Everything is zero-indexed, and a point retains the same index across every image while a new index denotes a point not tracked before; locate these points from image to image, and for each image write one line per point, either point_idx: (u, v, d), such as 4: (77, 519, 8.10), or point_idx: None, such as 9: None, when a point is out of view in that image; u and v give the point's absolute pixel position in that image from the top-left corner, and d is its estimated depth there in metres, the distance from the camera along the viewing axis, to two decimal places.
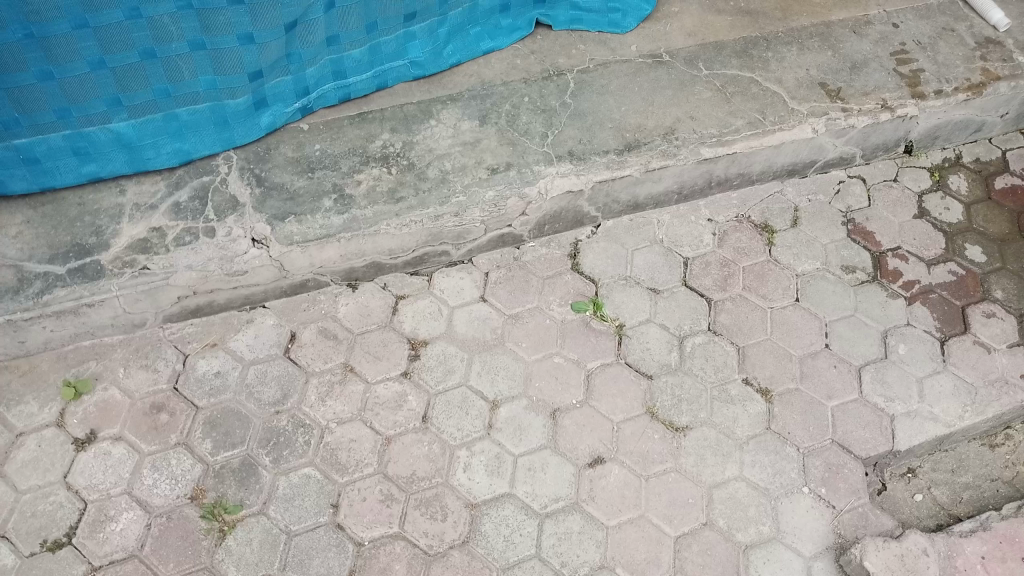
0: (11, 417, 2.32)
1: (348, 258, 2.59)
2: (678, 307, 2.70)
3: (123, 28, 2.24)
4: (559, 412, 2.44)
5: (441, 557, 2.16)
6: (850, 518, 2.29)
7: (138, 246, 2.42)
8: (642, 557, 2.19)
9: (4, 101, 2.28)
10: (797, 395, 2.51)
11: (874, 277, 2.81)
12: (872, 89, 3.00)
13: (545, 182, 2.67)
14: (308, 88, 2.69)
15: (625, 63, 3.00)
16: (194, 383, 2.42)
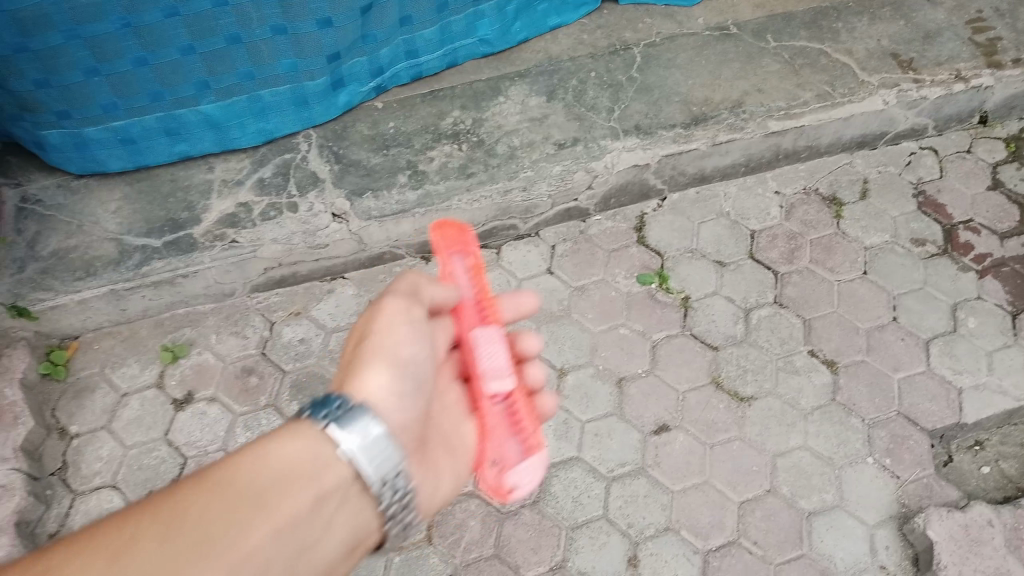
0: (116, 378, 2.51)
1: (422, 232, 2.71)
2: (744, 280, 2.73)
3: (210, 15, 2.37)
4: (626, 380, 2.52)
5: (513, 516, 2.27)
6: (915, 488, 2.31)
7: (227, 221, 2.58)
8: (706, 521, 2.26)
9: (102, 87, 2.43)
10: (863, 366, 2.54)
11: (945, 249, 2.79)
12: (945, 59, 2.95)
13: (612, 157, 2.73)
14: (382, 68, 2.79)
15: (692, 37, 3.02)
16: (280, 348, 2.57)
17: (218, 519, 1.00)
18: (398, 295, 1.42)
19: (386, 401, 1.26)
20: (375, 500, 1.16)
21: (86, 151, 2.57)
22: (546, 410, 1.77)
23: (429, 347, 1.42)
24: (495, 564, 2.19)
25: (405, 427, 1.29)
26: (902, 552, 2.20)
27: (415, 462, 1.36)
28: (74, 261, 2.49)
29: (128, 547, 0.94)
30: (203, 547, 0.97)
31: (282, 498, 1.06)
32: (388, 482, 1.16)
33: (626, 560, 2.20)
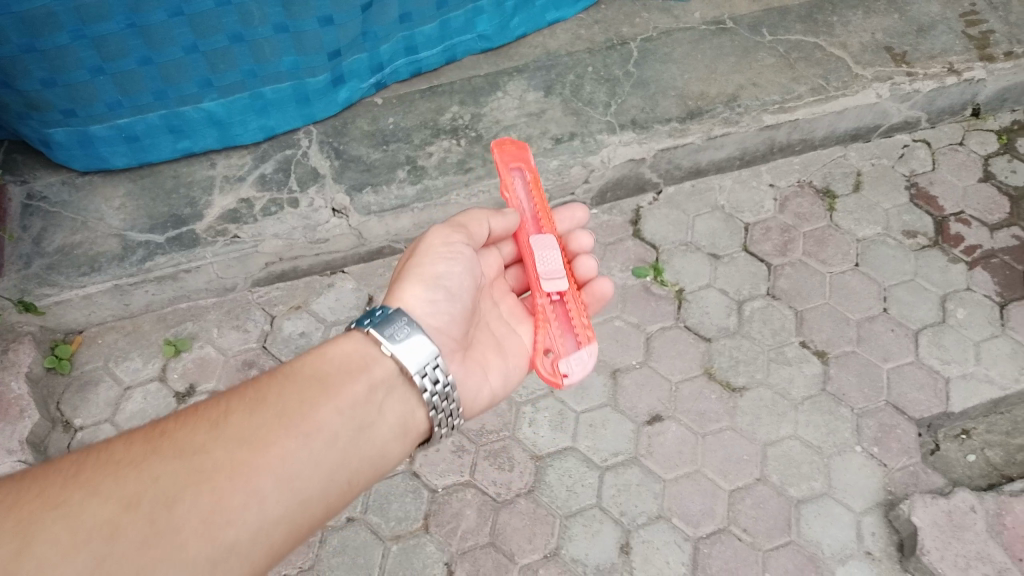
0: (120, 371, 2.57)
1: (421, 226, 2.76)
2: (737, 272, 2.78)
3: (213, 14, 2.42)
4: (620, 371, 2.57)
5: (508, 504, 2.33)
6: (902, 476, 2.36)
7: (229, 217, 2.63)
8: (697, 509, 2.32)
9: (108, 85, 2.48)
10: (853, 357, 2.59)
11: (936, 241, 2.83)
12: (938, 52, 2.99)
13: (608, 151, 2.77)
14: (382, 65, 2.83)
15: (688, 31, 3.05)
16: (281, 341, 2.63)
17: (291, 403, 1.42)
18: (443, 226, 1.84)
19: (422, 307, 1.68)
20: (418, 390, 1.55)
21: (92, 148, 2.62)
22: (600, 295, 2.03)
23: (467, 266, 1.79)
24: (490, 552, 2.25)
25: (441, 326, 1.70)
26: (888, 539, 2.26)
27: (459, 357, 1.73)
28: (79, 257, 2.55)
29: (222, 419, 1.35)
30: (278, 421, 1.38)
31: (338, 388, 1.47)
32: (425, 373, 1.54)
33: (618, 547, 2.26)
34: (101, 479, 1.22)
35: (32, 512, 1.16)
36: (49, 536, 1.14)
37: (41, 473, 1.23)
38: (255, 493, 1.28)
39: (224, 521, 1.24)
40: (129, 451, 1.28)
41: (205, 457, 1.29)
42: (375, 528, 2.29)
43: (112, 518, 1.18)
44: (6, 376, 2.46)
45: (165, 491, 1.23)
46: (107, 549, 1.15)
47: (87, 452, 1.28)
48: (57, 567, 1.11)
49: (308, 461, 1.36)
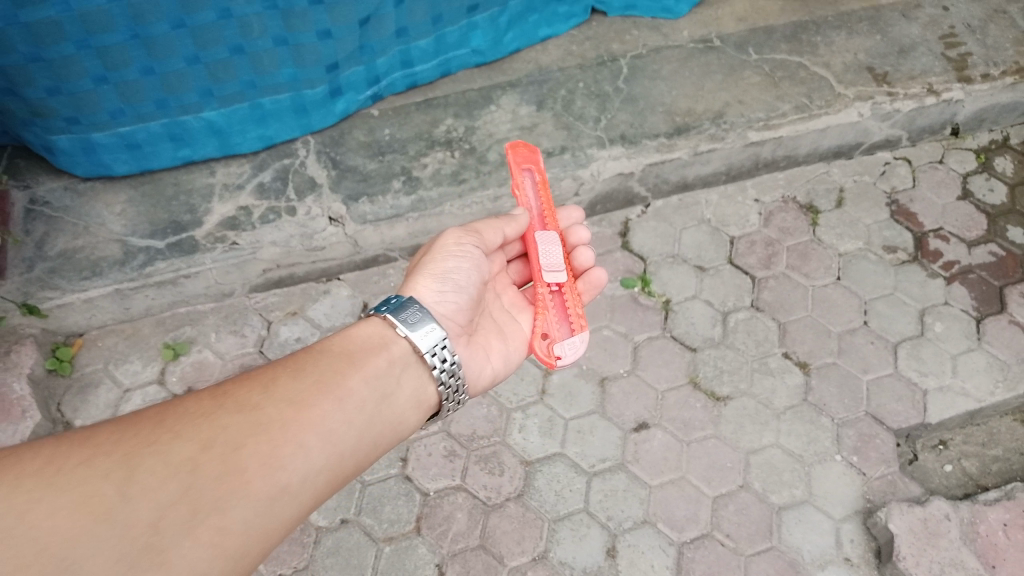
0: (119, 374, 2.61)
1: (415, 235, 2.81)
2: (723, 284, 2.85)
3: (215, 26, 2.47)
4: (608, 380, 2.64)
5: (498, 508, 2.39)
6: (880, 484, 2.44)
7: (227, 224, 2.69)
8: (681, 514, 2.38)
9: (111, 94, 2.53)
10: (834, 368, 2.66)
11: (915, 256, 2.92)
12: (918, 73, 3.08)
13: (598, 165, 2.85)
14: (379, 77, 2.90)
15: (677, 49, 3.13)
16: (277, 347, 2.68)
17: (329, 371, 1.52)
18: (457, 229, 1.91)
19: (432, 299, 1.78)
20: (430, 367, 1.65)
21: (94, 155, 2.67)
22: (595, 283, 2.11)
23: (478, 265, 1.87)
24: (480, 554, 2.31)
25: (448, 316, 1.80)
26: (866, 545, 2.33)
27: (465, 341, 1.84)
28: (81, 262, 2.60)
29: (272, 380, 1.45)
30: (317, 386, 1.48)
31: (365, 360, 1.57)
32: (435, 352, 1.64)
33: (604, 551, 2.32)
34: (177, 425, 1.32)
35: (120, 452, 1.26)
36: (137, 472, 1.24)
37: (122, 421, 1.32)
38: (306, 444, 1.39)
39: (281, 468, 1.34)
40: (196, 404, 1.38)
41: (262, 412, 1.39)
42: (368, 530, 2.34)
43: (190, 459, 1.28)
44: (7, 378, 2.50)
45: (232, 439, 1.33)
46: (187, 485, 1.25)
47: (155, 408, 1.37)
48: (145, 499, 1.21)
49: (346, 421, 1.46)
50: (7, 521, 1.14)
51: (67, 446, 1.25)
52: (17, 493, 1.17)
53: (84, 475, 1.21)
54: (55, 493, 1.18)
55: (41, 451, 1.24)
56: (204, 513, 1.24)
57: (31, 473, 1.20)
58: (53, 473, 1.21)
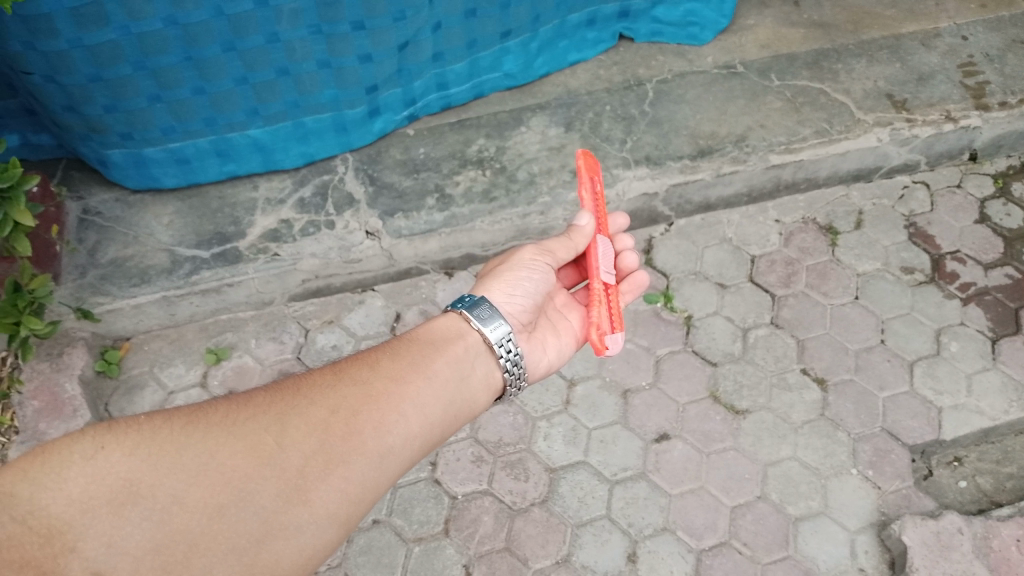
0: (163, 377, 2.74)
1: (447, 249, 2.94)
2: (744, 301, 2.94)
3: (263, 50, 2.62)
4: (630, 392, 2.73)
5: (524, 512, 2.48)
6: (894, 498, 2.51)
7: (270, 236, 2.83)
8: (700, 523, 2.46)
9: (164, 112, 2.68)
10: (851, 385, 2.74)
11: (932, 278, 3.00)
12: (937, 100, 3.17)
13: (623, 185, 2.96)
14: (415, 98, 3.03)
15: (701, 74, 3.25)
16: (314, 354, 2.80)
17: (424, 354, 1.59)
18: (532, 246, 2.01)
19: (503, 301, 1.91)
20: (497, 358, 1.72)
21: (145, 169, 2.82)
22: (636, 284, 2.22)
23: (549, 278, 1.98)
24: (506, 556, 2.40)
25: (514, 316, 1.93)
26: (880, 556, 2.40)
27: (527, 337, 1.96)
28: (131, 269, 2.75)
29: (378, 360, 1.53)
30: (413, 365, 1.56)
31: (446, 347, 1.65)
32: (503, 344, 1.71)
33: (625, 556, 2.40)
34: (311, 392, 1.40)
35: (271, 411, 1.34)
36: (286, 428, 1.32)
37: (259, 390, 1.40)
38: (410, 412, 1.46)
39: (393, 432, 1.42)
40: (323, 376, 1.46)
41: (371, 385, 1.47)
42: (398, 531, 2.45)
43: (322, 419, 1.36)
44: (59, 378, 2.62)
45: (354, 404, 1.41)
46: (323, 441, 1.33)
47: (278, 382, 1.44)
48: (291, 453, 1.29)
49: (437, 396, 1.53)
50: (193, 462, 1.23)
51: (228, 406, 1.34)
52: (199, 440, 1.26)
53: (245, 428, 1.30)
54: (226, 440, 1.27)
55: (210, 410, 1.33)
56: (337, 466, 1.32)
57: (207, 425, 1.29)
58: (223, 424, 1.30)
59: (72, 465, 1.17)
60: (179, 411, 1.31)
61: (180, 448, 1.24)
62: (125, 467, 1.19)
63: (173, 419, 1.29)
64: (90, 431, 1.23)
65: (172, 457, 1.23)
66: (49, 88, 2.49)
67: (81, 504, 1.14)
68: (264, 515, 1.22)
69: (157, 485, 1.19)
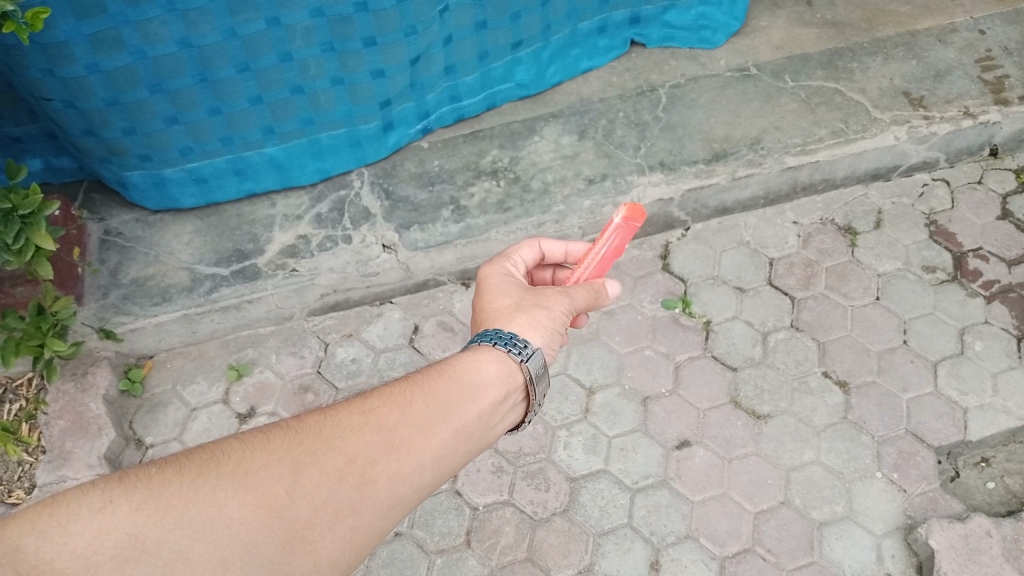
0: (187, 394, 2.78)
1: (463, 260, 2.95)
2: (763, 305, 2.92)
3: (277, 69, 2.65)
4: (650, 399, 2.72)
5: (545, 522, 2.48)
6: (921, 501, 2.47)
7: (288, 251, 2.86)
8: (723, 529, 2.45)
9: (181, 133, 2.72)
10: (873, 387, 2.71)
11: (954, 276, 2.96)
12: (955, 97, 3.14)
13: (638, 191, 2.95)
14: (428, 112, 3.05)
15: (714, 78, 3.23)
16: (334, 367, 2.83)
17: (460, 391, 1.39)
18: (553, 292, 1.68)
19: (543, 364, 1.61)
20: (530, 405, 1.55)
21: (164, 189, 2.87)
22: None
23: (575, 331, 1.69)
24: (527, 566, 2.40)
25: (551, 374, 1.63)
26: (907, 560, 2.37)
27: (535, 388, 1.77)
28: (152, 288, 2.79)
29: (411, 399, 1.33)
30: (450, 404, 1.36)
31: (488, 390, 1.43)
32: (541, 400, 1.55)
33: (648, 564, 2.39)
34: (332, 435, 1.23)
35: (288, 457, 1.18)
36: (301, 477, 1.16)
37: (281, 426, 1.24)
38: (433, 461, 1.29)
39: (412, 483, 1.25)
40: (348, 415, 1.28)
41: (400, 428, 1.28)
42: (420, 543, 2.46)
43: (339, 468, 1.19)
44: (84, 398, 2.66)
45: (377, 452, 1.24)
46: (337, 492, 1.17)
47: (301, 417, 1.27)
48: (303, 503, 1.14)
49: (468, 442, 1.36)
50: (201, 516, 1.08)
51: (244, 450, 1.18)
52: (209, 488, 1.11)
53: (259, 477, 1.14)
54: (237, 490, 1.12)
55: (225, 455, 1.17)
56: (348, 518, 1.17)
57: (219, 472, 1.14)
58: (236, 472, 1.14)
59: (78, 519, 1.04)
60: (192, 454, 1.16)
61: (188, 500, 1.09)
62: (131, 522, 1.05)
63: (185, 466, 1.14)
64: (97, 480, 1.10)
65: (180, 510, 1.08)
66: (68, 113, 2.53)
67: (85, 560, 1.02)
68: (266, 573, 1.09)
69: (162, 541, 1.05)
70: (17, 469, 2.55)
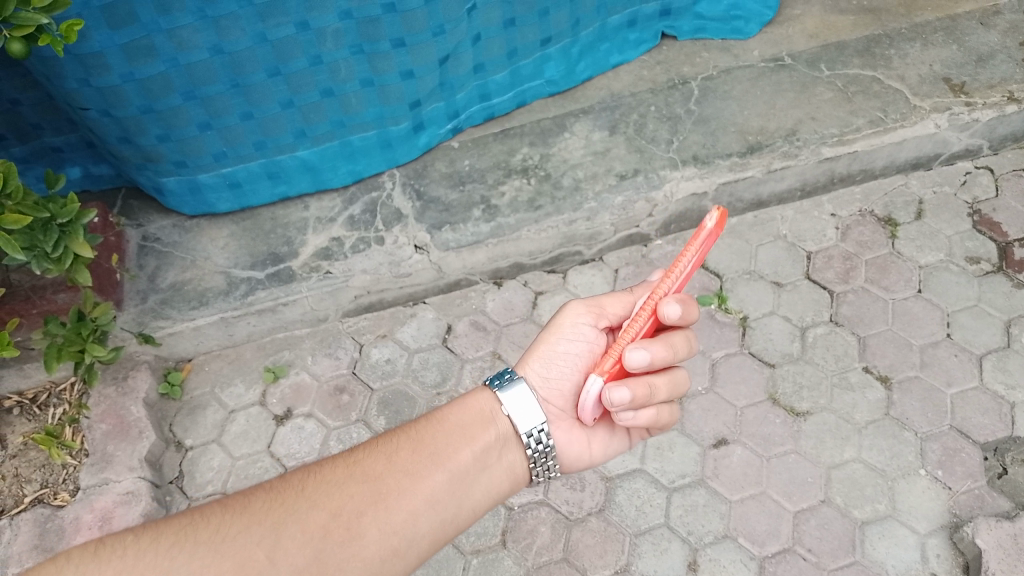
0: (225, 396, 2.81)
1: (495, 259, 2.94)
2: (801, 299, 2.87)
3: (307, 73, 2.67)
4: (685, 397, 2.68)
5: (580, 522, 2.47)
6: (967, 499, 2.41)
7: (322, 254, 2.88)
8: (763, 529, 2.41)
9: (215, 139, 2.76)
10: (916, 382, 2.65)
11: (999, 267, 2.88)
12: (998, 81, 3.05)
13: (671, 186, 2.91)
14: (458, 111, 3.06)
15: (748, 69, 3.18)
16: (369, 368, 2.85)
17: (442, 442, 1.54)
18: (574, 301, 1.81)
19: (537, 386, 1.73)
20: (524, 447, 1.61)
21: (200, 194, 2.91)
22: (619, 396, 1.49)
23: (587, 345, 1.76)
24: (564, 566, 2.39)
25: (555, 401, 1.72)
26: (952, 561, 2.31)
27: (567, 424, 1.73)
28: (189, 293, 2.83)
29: (396, 452, 1.48)
30: (432, 457, 1.51)
31: (476, 433, 1.58)
32: (532, 434, 1.60)
33: (685, 565, 2.37)
34: (314, 493, 1.37)
35: (268, 520, 1.31)
36: (281, 539, 1.29)
37: (264, 489, 1.37)
38: (420, 508, 1.42)
39: (398, 533, 1.38)
40: (332, 471, 1.43)
41: (384, 482, 1.43)
42: (456, 543, 2.46)
43: (321, 525, 1.33)
44: (125, 401, 2.71)
45: (360, 505, 1.38)
46: (319, 550, 1.30)
47: (288, 476, 1.41)
48: (285, 565, 1.27)
49: (456, 489, 1.49)
50: None
51: (223, 514, 1.31)
52: (187, 557, 1.23)
53: (237, 543, 1.26)
54: (214, 556, 1.24)
55: (203, 519, 1.29)
56: None
57: (196, 539, 1.26)
58: (214, 538, 1.26)
59: None
60: (171, 524, 1.28)
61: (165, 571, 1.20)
62: None
63: (163, 533, 1.26)
64: (74, 555, 1.20)
65: None
66: (104, 122, 2.57)
67: None
68: None
69: None
70: (62, 472, 2.59)
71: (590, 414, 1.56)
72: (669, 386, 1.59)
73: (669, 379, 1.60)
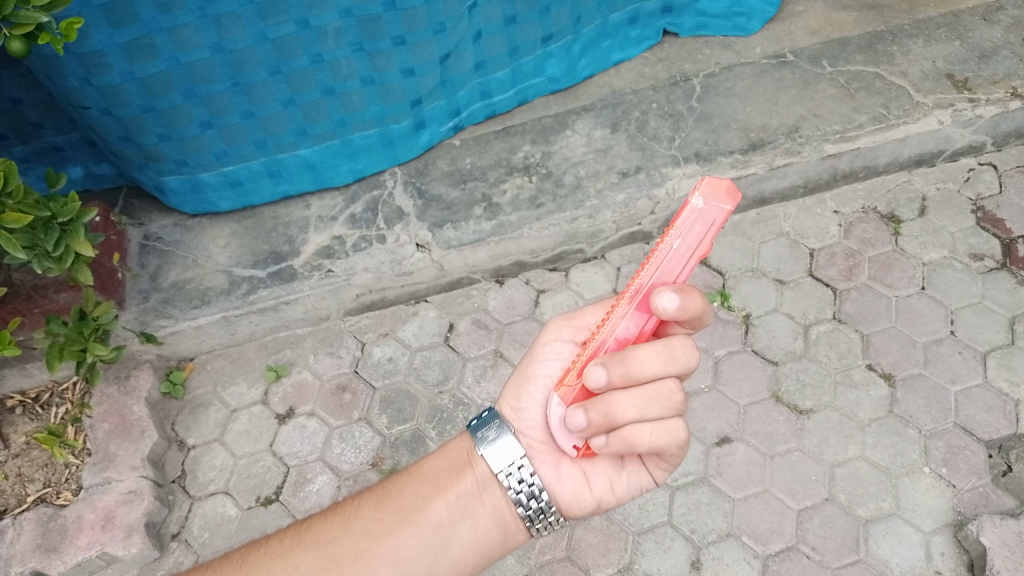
0: (227, 395, 2.81)
1: (497, 258, 2.94)
2: (804, 297, 2.86)
3: (308, 71, 2.66)
4: (688, 396, 2.67)
5: (583, 521, 2.45)
6: (971, 497, 2.40)
7: (323, 252, 2.88)
8: (766, 527, 2.40)
9: (216, 137, 2.75)
10: (920, 379, 2.64)
11: (1003, 264, 2.86)
12: (1002, 77, 3.04)
13: (673, 183, 2.90)
14: (460, 109, 3.05)
15: (749, 65, 3.17)
16: (371, 367, 2.84)
17: (410, 497, 1.48)
18: (557, 319, 1.67)
19: (511, 418, 1.59)
20: (506, 490, 1.47)
21: (200, 193, 2.90)
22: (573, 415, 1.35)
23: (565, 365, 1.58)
24: (567, 565, 2.39)
25: (533, 433, 1.55)
26: (957, 559, 2.30)
27: (553, 459, 1.54)
28: (191, 292, 2.83)
29: (355, 513, 1.46)
30: (397, 514, 1.45)
31: (449, 483, 1.49)
32: (510, 474, 1.46)
33: (689, 563, 2.36)
34: (264, 564, 1.40)
35: None
36: None
37: (221, 562, 1.43)
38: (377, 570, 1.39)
39: None
40: (288, 539, 1.45)
41: (338, 545, 1.41)
42: None
43: None
44: (127, 401, 2.70)
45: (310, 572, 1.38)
46: None
47: (249, 547, 1.46)
48: None
49: (423, 546, 1.41)
50: None
51: None
52: None
53: None
54: None
55: None
56: None
57: None
58: None
59: None
60: None
61: None
62: None
63: None
64: None
65: None
66: (105, 121, 2.57)
67: None
68: None
69: None
70: (65, 471, 2.58)
71: (569, 441, 1.41)
72: (643, 403, 1.32)
73: (645, 394, 1.33)
